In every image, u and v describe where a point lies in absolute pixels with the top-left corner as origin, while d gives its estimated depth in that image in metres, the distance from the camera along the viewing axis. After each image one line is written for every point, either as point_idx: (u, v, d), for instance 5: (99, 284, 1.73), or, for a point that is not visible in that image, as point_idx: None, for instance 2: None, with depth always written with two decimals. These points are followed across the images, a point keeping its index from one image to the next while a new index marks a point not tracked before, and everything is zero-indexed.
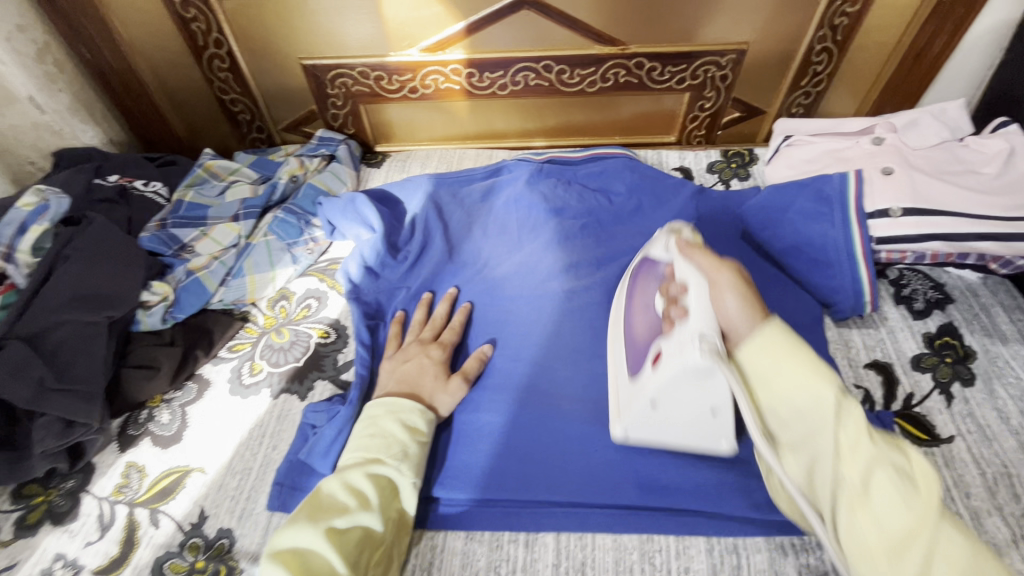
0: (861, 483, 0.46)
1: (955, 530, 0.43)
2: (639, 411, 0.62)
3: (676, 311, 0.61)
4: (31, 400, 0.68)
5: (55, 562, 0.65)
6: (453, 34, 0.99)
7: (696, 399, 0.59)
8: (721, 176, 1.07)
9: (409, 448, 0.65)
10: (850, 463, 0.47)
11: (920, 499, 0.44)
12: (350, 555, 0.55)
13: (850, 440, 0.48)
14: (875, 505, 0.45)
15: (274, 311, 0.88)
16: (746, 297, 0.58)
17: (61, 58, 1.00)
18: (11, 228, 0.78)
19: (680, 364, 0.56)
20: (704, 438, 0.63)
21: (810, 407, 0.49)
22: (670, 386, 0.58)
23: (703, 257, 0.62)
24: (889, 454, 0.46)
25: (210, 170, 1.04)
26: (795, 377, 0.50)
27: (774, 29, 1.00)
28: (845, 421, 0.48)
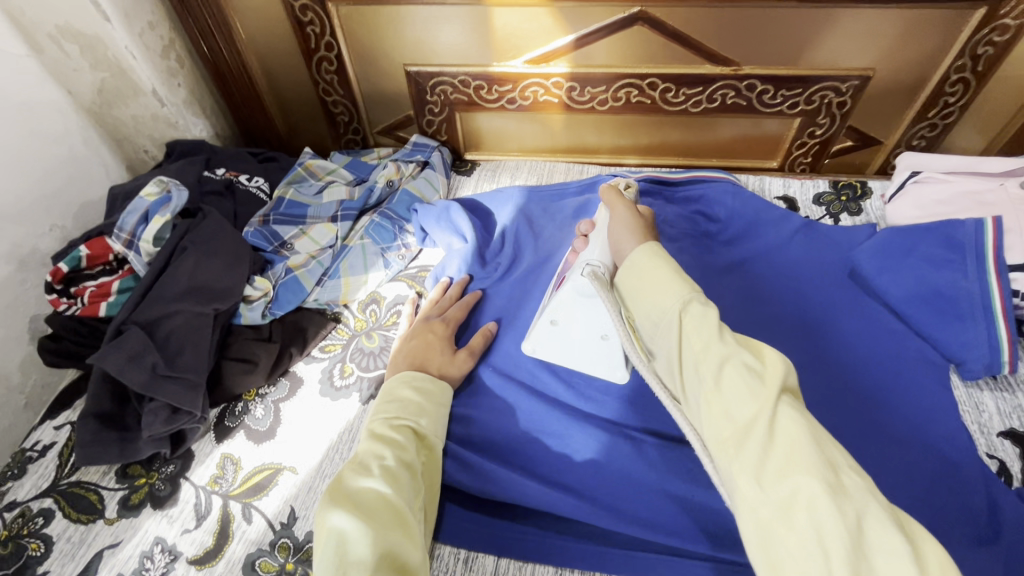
0: (713, 378, 0.48)
1: (792, 410, 0.45)
2: (543, 330, 0.73)
3: (581, 244, 0.76)
4: (145, 386, 0.70)
5: (155, 546, 0.66)
6: (560, 47, 0.97)
7: (590, 320, 0.70)
8: (829, 210, 1.00)
9: (422, 406, 0.67)
10: (702, 360, 0.50)
11: (764, 388, 0.46)
12: (398, 491, 0.56)
13: (701, 336, 0.51)
14: (725, 395, 0.47)
15: (365, 315, 0.89)
16: (636, 228, 0.68)
17: (183, 54, 1.06)
18: (136, 216, 0.82)
19: (573, 285, 0.69)
20: (600, 366, 0.71)
21: (669, 316, 0.54)
22: (563, 304, 0.70)
23: (612, 195, 0.75)
24: (740, 353, 0.49)
25: (310, 169, 1.07)
26: (655, 286, 0.56)
27: (906, 56, 0.93)
28: (697, 324, 0.51)
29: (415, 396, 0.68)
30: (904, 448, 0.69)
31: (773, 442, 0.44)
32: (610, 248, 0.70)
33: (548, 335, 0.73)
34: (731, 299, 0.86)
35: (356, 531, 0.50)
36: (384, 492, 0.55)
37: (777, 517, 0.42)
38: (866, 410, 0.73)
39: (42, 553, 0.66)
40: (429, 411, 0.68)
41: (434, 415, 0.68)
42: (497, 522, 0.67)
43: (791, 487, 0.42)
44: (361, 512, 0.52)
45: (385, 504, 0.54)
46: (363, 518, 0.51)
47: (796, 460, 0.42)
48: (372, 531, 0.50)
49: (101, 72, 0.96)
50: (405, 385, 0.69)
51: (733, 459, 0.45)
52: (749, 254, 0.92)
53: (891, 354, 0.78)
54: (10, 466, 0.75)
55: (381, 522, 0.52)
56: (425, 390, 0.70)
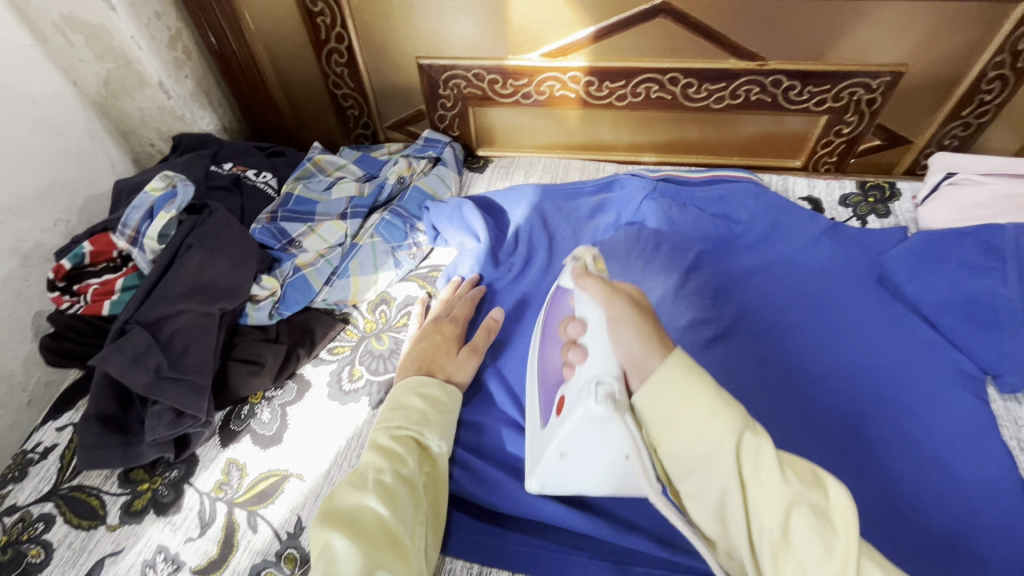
0: (781, 533, 0.40)
1: (872, 565, 0.38)
2: (549, 464, 0.57)
3: (576, 354, 0.56)
4: (148, 388, 0.68)
5: (158, 554, 0.64)
6: (579, 40, 0.94)
7: (606, 449, 0.51)
8: (856, 211, 0.96)
9: (428, 414, 0.64)
10: (765, 508, 0.41)
11: (840, 542, 0.39)
12: (394, 507, 0.54)
13: (762, 483, 0.41)
14: (798, 553, 0.39)
15: (374, 316, 0.86)
16: (644, 330, 0.49)
17: (189, 46, 1.04)
18: (140, 213, 0.79)
19: (580, 414, 0.49)
20: (633, 484, 0.55)
21: (721, 454, 0.43)
22: (574, 437, 0.52)
23: (596, 286, 0.55)
24: (806, 493, 0.41)
25: (318, 164, 1.04)
26: (697, 417, 0.44)
27: (942, 52, 0.89)
28: (755, 466, 0.42)
29: (426, 404, 0.65)
30: (938, 462, 0.66)
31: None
32: (614, 355, 0.50)
33: (557, 465, 0.57)
34: (754, 305, 0.83)
35: (344, 550, 0.48)
36: (377, 508, 0.52)
37: None
38: (898, 423, 0.70)
39: (41, 560, 0.64)
40: (440, 419, 0.65)
41: (440, 425, 0.64)
42: (511, 536, 0.63)
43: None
44: (355, 531, 0.50)
45: (378, 522, 0.51)
46: (357, 539, 0.49)
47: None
48: (366, 553, 0.48)
49: (106, 62, 0.94)
50: (414, 392, 0.66)
51: None
52: (773, 257, 0.88)
53: (923, 364, 0.74)
54: (10, 468, 0.73)
55: (371, 541, 0.49)
56: (434, 398, 0.67)
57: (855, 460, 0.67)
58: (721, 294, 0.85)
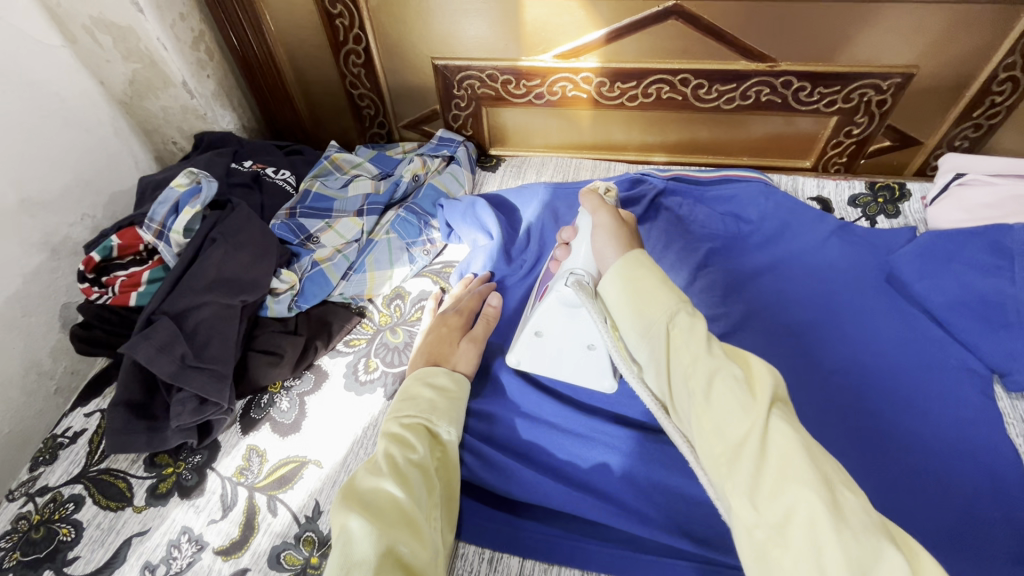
0: (703, 393, 0.45)
1: (784, 424, 0.42)
2: (528, 343, 0.70)
3: (566, 257, 0.69)
4: (174, 375, 0.71)
5: (182, 535, 0.67)
6: (591, 41, 0.96)
7: (573, 331, 0.66)
8: (865, 212, 0.97)
9: (437, 403, 0.66)
10: (691, 373, 0.46)
11: (753, 402, 0.43)
12: (408, 489, 0.55)
13: (688, 349, 0.47)
14: (715, 411, 0.44)
15: (389, 310, 0.89)
16: (619, 236, 0.60)
17: (212, 46, 1.07)
18: (166, 208, 0.82)
19: (557, 294, 0.64)
20: (588, 376, 0.69)
21: (656, 327, 0.50)
22: (550, 315, 0.66)
23: (592, 199, 0.66)
24: (729, 365, 0.45)
25: (336, 162, 1.07)
26: (642, 297, 0.52)
27: (953, 53, 0.89)
28: (685, 337, 0.48)
29: (440, 395, 0.67)
30: (941, 456, 0.67)
31: (766, 459, 0.41)
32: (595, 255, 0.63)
33: (531, 346, 0.70)
34: (762, 302, 0.84)
35: (359, 529, 0.50)
36: (391, 490, 0.54)
37: (775, 536, 0.39)
38: (903, 420, 0.71)
39: (72, 538, 0.67)
40: (451, 408, 0.67)
41: (449, 413, 0.66)
42: (522, 523, 0.65)
43: (785, 514, 0.39)
44: (371, 513, 0.52)
45: (393, 504, 0.53)
46: (374, 519, 0.51)
47: (792, 480, 0.39)
48: (382, 533, 0.50)
49: (132, 63, 0.97)
50: (426, 382, 0.69)
51: (724, 476, 0.43)
52: (781, 256, 0.89)
53: (929, 361, 0.75)
54: (42, 451, 0.76)
55: (385, 521, 0.52)
56: (446, 390, 0.69)
57: (860, 455, 0.68)
58: (730, 292, 0.86)
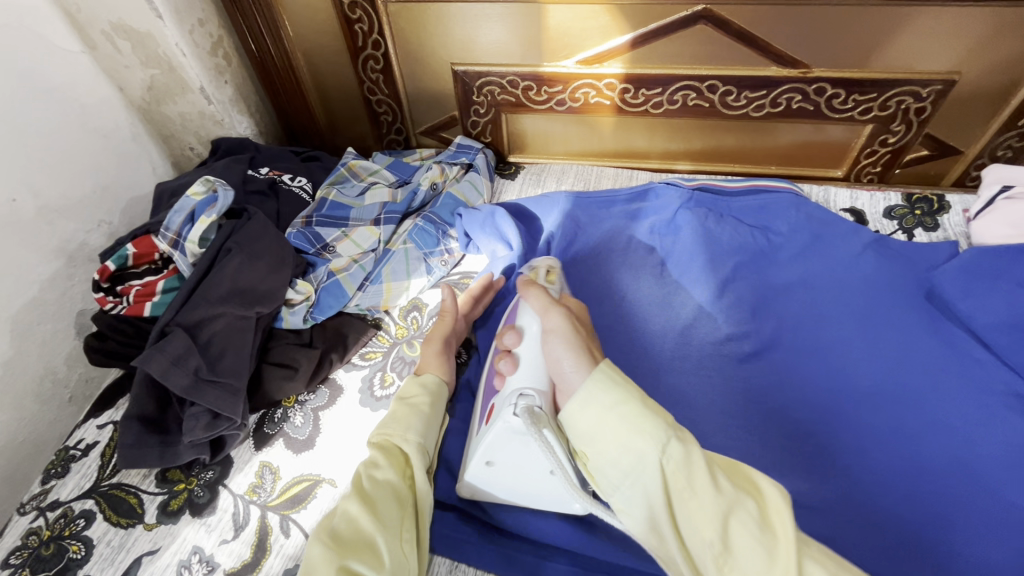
0: (722, 542, 0.42)
1: (816, 562, 0.41)
2: (480, 472, 0.60)
3: (508, 363, 0.63)
4: (186, 389, 0.69)
5: (193, 555, 0.65)
6: (616, 46, 0.93)
7: (530, 460, 0.57)
8: (902, 224, 0.93)
9: (397, 412, 0.63)
10: (702, 520, 0.43)
11: (779, 546, 0.42)
12: (373, 512, 0.53)
13: (691, 491, 0.44)
14: (740, 562, 0.41)
15: (406, 322, 0.86)
16: (572, 342, 0.57)
17: (230, 52, 1.06)
18: (181, 216, 0.80)
19: (502, 425, 0.56)
20: (552, 496, 0.60)
21: (644, 471, 0.45)
22: (499, 443, 0.57)
23: (541, 297, 0.65)
24: (739, 502, 0.43)
25: (353, 170, 1.05)
26: (621, 434, 0.47)
27: (1000, 59, 0.85)
28: (682, 477, 0.44)
29: (402, 407, 0.64)
30: (993, 492, 0.62)
31: None
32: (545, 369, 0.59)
33: (482, 474, 0.60)
34: (794, 321, 0.80)
35: (320, 554, 0.48)
36: (354, 513, 0.52)
37: None
38: (944, 445, 0.66)
39: (82, 556, 0.66)
40: (413, 417, 0.62)
41: (410, 421, 0.62)
42: (543, 552, 0.61)
43: None
44: (333, 540, 0.50)
45: (355, 530, 0.52)
46: (333, 547, 0.49)
47: None
48: (338, 559, 0.48)
49: (151, 69, 0.96)
50: (398, 398, 0.66)
51: None
52: (813, 270, 0.85)
53: (974, 382, 0.71)
54: (54, 464, 0.75)
55: (348, 545, 0.50)
56: (413, 400, 0.65)
57: (900, 483, 0.64)
58: (759, 308, 0.83)
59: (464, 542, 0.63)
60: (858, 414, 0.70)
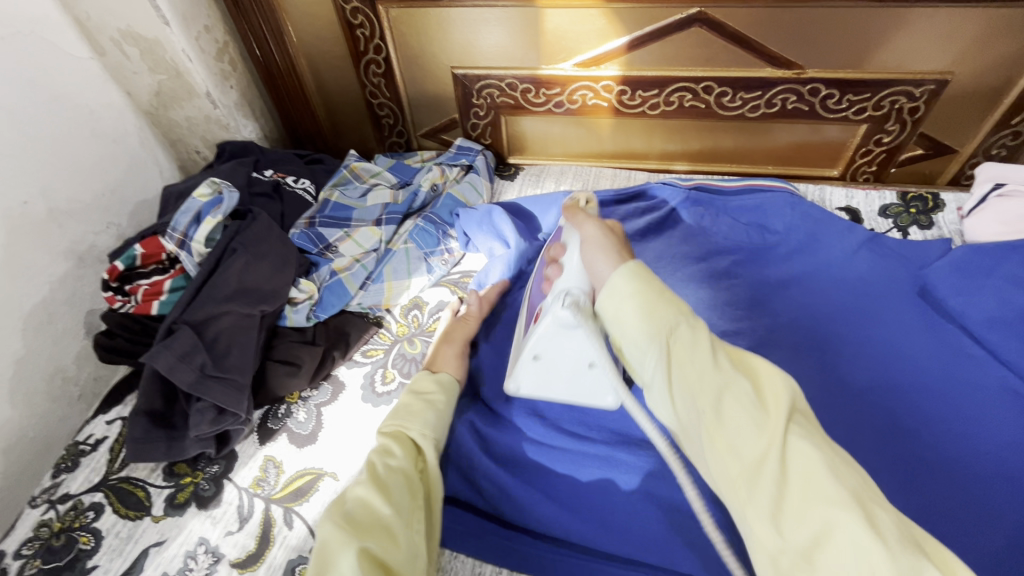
0: (714, 412, 0.44)
1: (804, 439, 0.42)
2: (527, 367, 0.65)
3: (553, 271, 0.65)
4: (193, 385, 0.71)
5: (199, 546, 0.66)
6: (612, 49, 0.95)
7: (573, 353, 0.60)
8: (897, 222, 0.94)
9: (412, 407, 0.64)
10: (699, 392, 0.45)
11: (769, 419, 0.43)
12: (387, 497, 0.54)
13: (695, 364, 0.46)
14: (729, 430, 0.43)
15: (407, 320, 0.88)
16: (612, 249, 0.58)
17: (235, 57, 1.08)
18: (188, 217, 0.82)
19: (549, 318, 0.58)
20: (591, 394, 0.65)
21: (651, 348, 0.48)
22: (546, 337, 0.60)
23: (578, 215, 0.66)
24: (737, 380, 0.44)
25: (355, 171, 1.06)
26: (634, 316, 0.50)
27: (991, 59, 0.86)
28: (689, 355, 0.46)
29: (418, 401, 0.65)
30: (983, 484, 0.63)
31: (790, 482, 0.40)
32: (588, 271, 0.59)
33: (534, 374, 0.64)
34: (788, 317, 0.81)
35: (335, 535, 0.49)
36: (368, 496, 0.53)
37: (805, 566, 0.38)
38: (937, 437, 0.67)
39: (91, 547, 0.67)
40: (427, 411, 0.64)
41: (424, 415, 0.63)
42: (539, 543, 0.63)
43: (817, 532, 0.38)
44: (346, 521, 0.51)
45: (368, 513, 0.52)
46: (348, 527, 0.50)
47: (818, 503, 0.39)
48: (352, 538, 0.49)
49: (159, 74, 0.99)
50: (412, 392, 0.67)
51: (745, 503, 0.42)
52: (807, 268, 0.86)
53: (963, 377, 0.72)
54: (64, 458, 0.77)
55: (361, 527, 0.50)
56: (429, 396, 0.66)
57: (891, 472, 0.65)
58: (754, 305, 0.84)
59: (462, 533, 0.64)
60: (855, 355, 0.76)
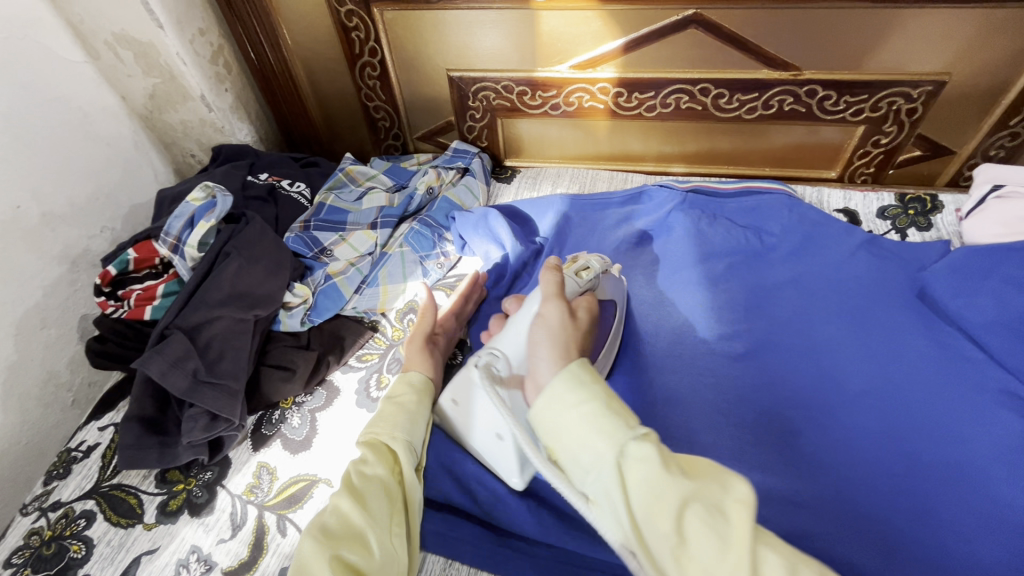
0: (676, 531, 0.39)
1: (770, 549, 0.38)
2: (446, 411, 0.65)
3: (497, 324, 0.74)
4: (186, 391, 0.70)
5: (191, 554, 0.66)
6: (609, 51, 0.94)
7: (487, 415, 0.62)
8: (895, 224, 0.94)
9: (381, 412, 0.62)
10: (657, 511, 0.39)
11: (734, 532, 0.38)
12: (363, 508, 0.53)
13: (648, 480, 0.40)
14: (695, 553, 0.38)
15: (402, 324, 0.87)
16: (558, 335, 0.53)
17: (230, 61, 1.08)
18: (181, 222, 0.81)
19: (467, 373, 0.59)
20: (498, 463, 0.62)
21: (602, 461, 0.42)
22: (465, 386, 0.64)
23: (550, 280, 0.61)
24: (696, 489, 0.40)
25: (350, 174, 1.06)
26: (580, 425, 0.44)
27: (988, 60, 0.86)
28: (641, 474, 0.41)
29: (389, 406, 0.63)
30: (985, 490, 0.62)
31: None
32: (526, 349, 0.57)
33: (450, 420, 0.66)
34: (786, 320, 0.81)
35: (310, 551, 0.48)
36: (343, 507, 0.53)
37: None
38: (938, 443, 0.66)
39: (82, 555, 0.67)
40: (400, 415, 0.62)
41: (397, 418, 0.61)
42: (534, 550, 0.62)
43: None
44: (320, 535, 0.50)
45: (344, 524, 0.52)
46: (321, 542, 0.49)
47: None
48: (325, 552, 0.48)
49: (152, 78, 0.98)
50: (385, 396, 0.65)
51: None
52: (805, 270, 0.86)
53: (961, 382, 0.71)
54: (56, 465, 0.76)
55: (336, 538, 0.50)
56: (400, 398, 0.64)
57: (891, 479, 0.64)
58: (752, 308, 0.83)
59: (458, 541, 0.63)
60: (850, 415, 0.70)
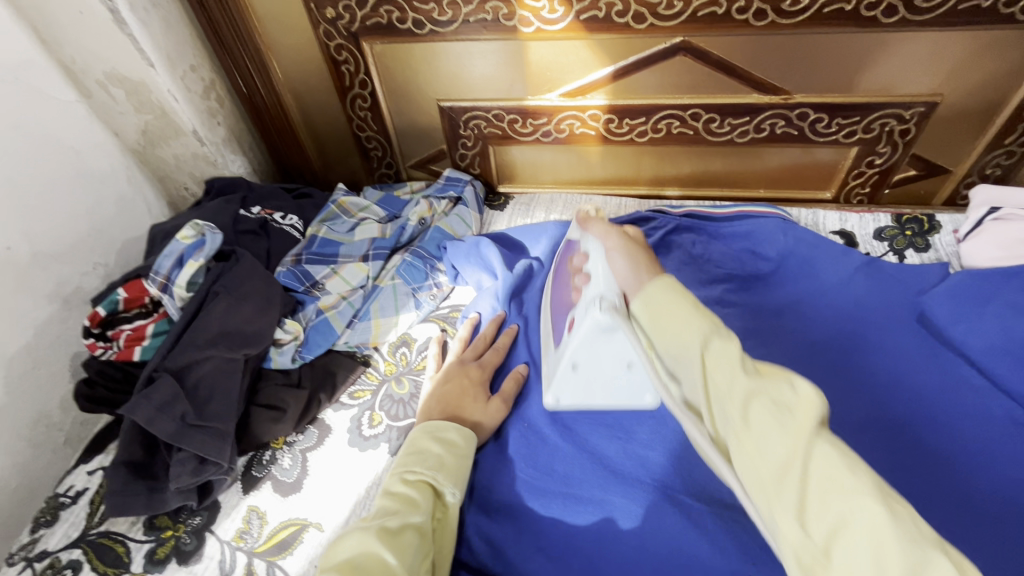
0: (740, 415, 0.40)
1: (830, 446, 0.38)
2: (565, 376, 0.68)
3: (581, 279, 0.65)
4: (172, 436, 0.69)
5: None
6: (598, 78, 0.94)
7: (611, 355, 0.62)
8: (892, 245, 0.92)
9: (445, 460, 0.61)
10: (726, 397, 0.42)
11: (798, 423, 0.39)
12: (399, 553, 0.50)
13: (724, 372, 0.42)
14: (755, 434, 0.40)
15: (395, 358, 0.86)
16: (635, 258, 0.58)
17: (222, 95, 1.09)
18: (170, 260, 0.81)
19: (588, 323, 0.58)
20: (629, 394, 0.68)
21: (687, 353, 0.45)
22: (584, 347, 0.62)
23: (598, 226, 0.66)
24: (767, 386, 0.41)
25: (343, 206, 1.06)
26: (675, 320, 0.47)
27: (979, 82, 0.85)
28: (720, 364, 0.43)
29: (451, 454, 0.62)
30: (993, 528, 0.59)
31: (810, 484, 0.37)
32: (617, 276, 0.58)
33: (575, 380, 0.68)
34: (786, 348, 0.79)
35: None
36: (375, 549, 0.49)
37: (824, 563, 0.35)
38: (944, 475, 0.64)
39: None
40: (459, 468, 0.61)
41: (456, 473, 0.61)
42: None
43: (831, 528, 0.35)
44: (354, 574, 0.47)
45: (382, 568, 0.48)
46: None
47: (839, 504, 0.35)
48: None
49: (144, 114, 0.99)
50: (439, 437, 0.63)
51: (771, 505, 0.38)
52: (802, 294, 0.85)
53: (964, 412, 0.69)
54: (43, 512, 0.75)
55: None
56: (457, 449, 0.63)
57: None
58: (750, 336, 0.81)
59: None
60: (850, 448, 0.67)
